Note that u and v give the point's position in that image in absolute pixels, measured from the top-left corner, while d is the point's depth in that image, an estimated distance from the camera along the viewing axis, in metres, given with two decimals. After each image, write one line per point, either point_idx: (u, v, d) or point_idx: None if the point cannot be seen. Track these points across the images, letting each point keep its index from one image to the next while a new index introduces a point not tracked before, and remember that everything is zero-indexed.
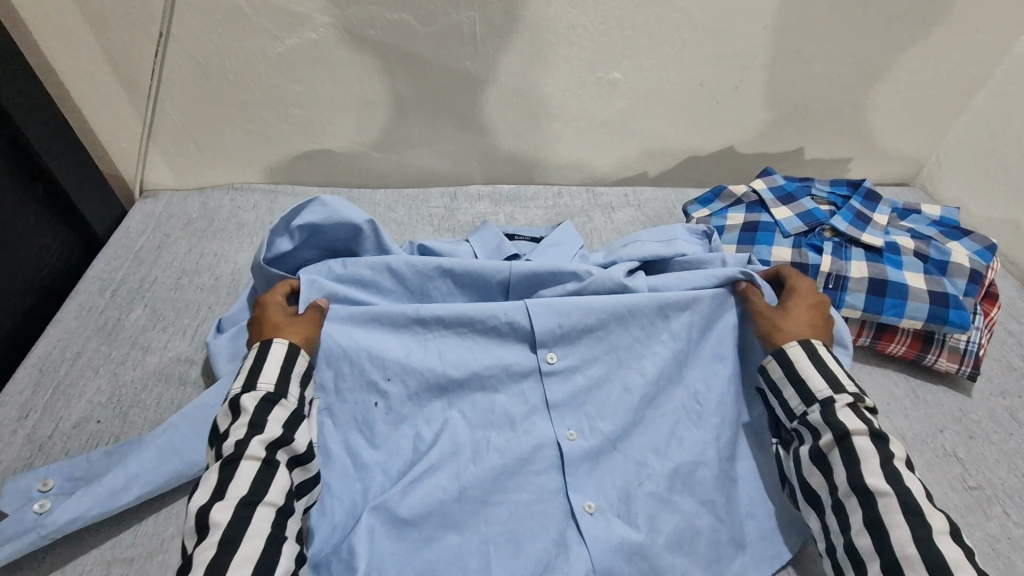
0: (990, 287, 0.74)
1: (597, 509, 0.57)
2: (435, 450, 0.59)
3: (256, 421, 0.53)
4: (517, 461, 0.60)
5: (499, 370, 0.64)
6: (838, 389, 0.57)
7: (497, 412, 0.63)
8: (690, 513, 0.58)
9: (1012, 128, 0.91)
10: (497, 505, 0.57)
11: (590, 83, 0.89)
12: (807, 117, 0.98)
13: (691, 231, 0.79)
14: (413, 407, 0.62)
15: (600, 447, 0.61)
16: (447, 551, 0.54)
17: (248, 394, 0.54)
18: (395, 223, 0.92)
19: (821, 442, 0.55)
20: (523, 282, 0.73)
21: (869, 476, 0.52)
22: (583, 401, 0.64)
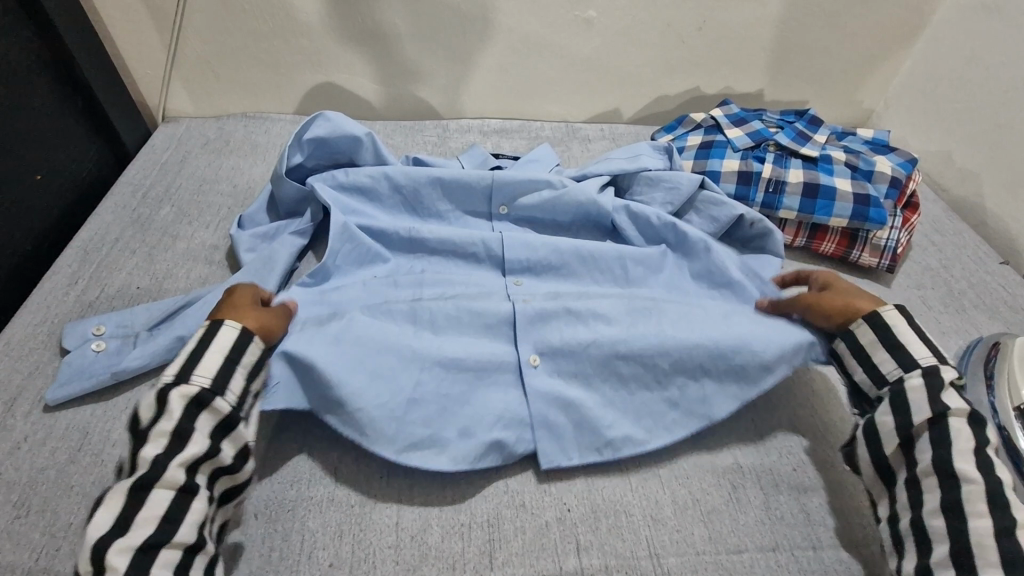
0: (912, 197, 0.85)
1: (540, 364, 0.65)
2: (400, 310, 0.67)
3: (182, 428, 0.50)
4: (473, 319, 0.67)
5: (471, 285, 0.74)
6: (943, 362, 0.58)
7: (460, 290, 0.72)
8: (627, 374, 0.65)
9: (949, 68, 1.01)
10: (452, 350, 0.64)
11: (568, 21, 0.99)
12: (768, 60, 1.08)
13: (654, 148, 0.90)
14: (387, 285, 0.72)
15: (550, 310, 0.68)
16: (402, 382, 0.61)
17: (178, 387, 0.51)
18: (393, 148, 1.03)
19: (916, 417, 0.55)
20: (504, 189, 0.84)
21: (958, 462, 0.52)
22: (539, 296, 0.73)
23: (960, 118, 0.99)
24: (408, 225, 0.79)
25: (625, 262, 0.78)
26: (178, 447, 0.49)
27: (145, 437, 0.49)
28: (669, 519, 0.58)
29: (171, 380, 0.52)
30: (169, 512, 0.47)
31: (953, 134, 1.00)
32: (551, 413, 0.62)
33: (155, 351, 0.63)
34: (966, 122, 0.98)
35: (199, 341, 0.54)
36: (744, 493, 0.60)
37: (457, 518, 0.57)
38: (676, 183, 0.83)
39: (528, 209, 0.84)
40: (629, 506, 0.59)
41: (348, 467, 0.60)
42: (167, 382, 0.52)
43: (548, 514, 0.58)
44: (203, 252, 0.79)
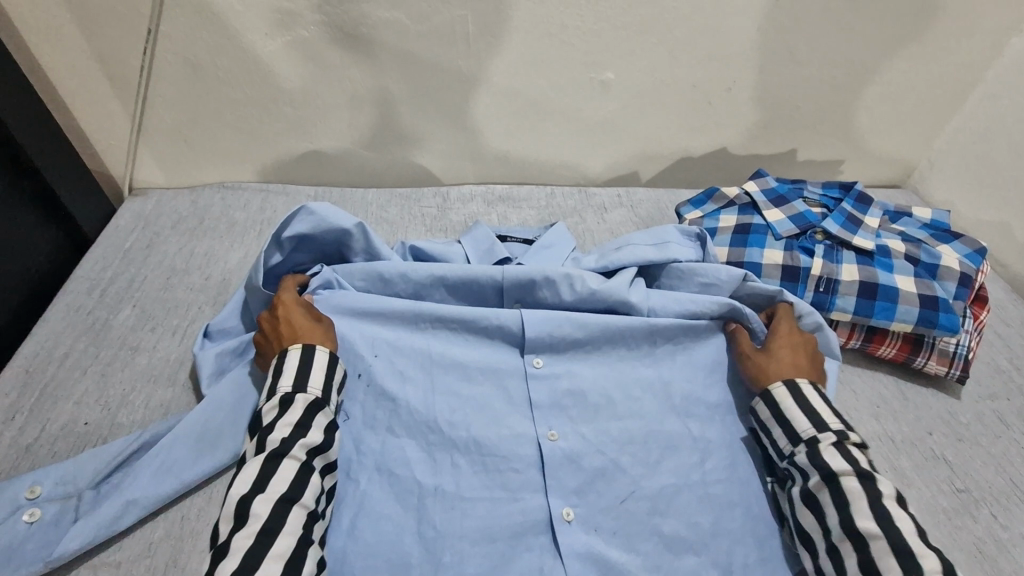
0: (980, 290, 0.75)
1: (575, 517, 0.58)
2: (414, 441, 0.62)
3: (302, 422, 0.55)
4: (494, 455, 0.62)
5: (489, 370, 0.68)
6: (821, 428, 0.58)
7: (481, 405, 0.65)
8: (670, 536, 0.58)
9: (1004, 130, 0.92)
10: (474, 502, 0.59)
11: (583, 82, 0.89)
12: (802, 118, 0.98)
13: (684, 233, 0.79)
14: (397, 387, 0.65)
15: (579, 449, 0.63)
16: (421, 548, 0.56)
17: (300, 394, 0.56)
18: (387, 223, 0.92)
19: (811, 484, 0.56)
20: (516, 287, 0.73)
21: (858, 518, 0.52)
22: (565, 405, 0.66)
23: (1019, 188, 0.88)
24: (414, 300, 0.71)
25: (654, 337, 0.72)
26: None
27: (269, 428, 0.54)
28: None
29: (289, 388, 0.56)
30: None
31: (1013, 205, 0.90)
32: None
33: (102, 523, 0.53)
34: None
35: (303, 359, 0.58)
36: None
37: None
38: (712, 277, 0.74)
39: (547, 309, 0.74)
40: None
41: None
42: (286, 390, 0.56)
43: None
44: (168, 369, 0.68)
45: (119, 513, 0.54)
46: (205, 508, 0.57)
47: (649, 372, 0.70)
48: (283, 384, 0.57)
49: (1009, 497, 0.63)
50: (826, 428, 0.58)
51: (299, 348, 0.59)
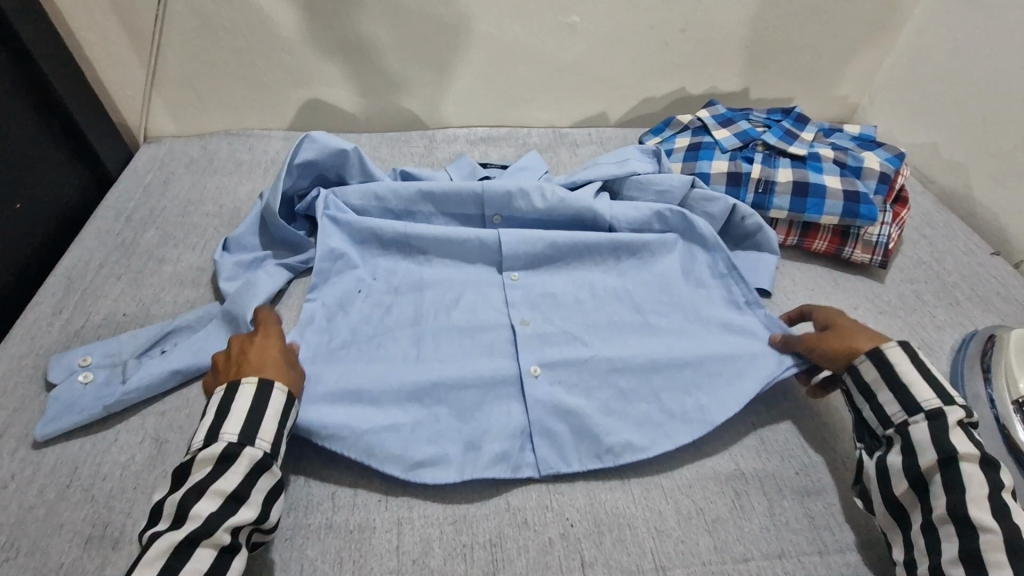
0: (902, 191, 0.85)
1: (541, 373, 0.67)
2: (405, 329, 0.72)
3: (238, 491, 0.50)
4: (473, 339, 0.72)
5: (473, 285, 0.78)
6: (948, 404, 0.56)
7: (463, 303, 0.76)
8: (625, 390, 0.67)
9: (930, 61, 1.02)
10: (453, 365, 0.68)
11: (551, 26, 0.99)
12: (754, 58, 1.08)
13: (642, 151, 0.90)
14: (392, 296, 0.76)
15: (547, 331, 0.72)
16: (403, 398, 0.64)
17: (245, 448, 0.51)
18: (379, 160, 1.02)
19: (924, 462, 0.53)
20: (494, 199, 0.83)
21: (972, 508, 0.50)
22: (538, 303, 0.77)
23: (945, 112, 0.99)
24: (404, 223, 0.81)
25: (616, 250, 0.81)
26: (219, 467, 0.50)
27: (199, 490, 0.49)
28: (673, 531, 0.57)
29: (235, 440, 0.52)
30: (238, 489, 0.50)
31: (940, 126, 1.00)
32: (552, 425, 0.64)
33: (146, 384, 0.62)
34: (953, 114, 0.97)
35: (252, 407, 0.53)
36: (747, 499, 0.60)
37: (455, 510, 0.58)
38: (667, 185, 0.84)
39: (523, 219, 0.84)
40: (632, 519, 0.58)
41: (345, 493, 0.58)
42: (232, 442, 0.51)
43: (550, 531, 0.57)
44: (191, 275, 0.78)
45: (161, 379, 0.63)
46: None
47: (614, 282, 0.79)
48: (229, 433, 0.52)
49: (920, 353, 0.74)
50: (953, 403, 0.56)
51: (254, 382, 0.55)
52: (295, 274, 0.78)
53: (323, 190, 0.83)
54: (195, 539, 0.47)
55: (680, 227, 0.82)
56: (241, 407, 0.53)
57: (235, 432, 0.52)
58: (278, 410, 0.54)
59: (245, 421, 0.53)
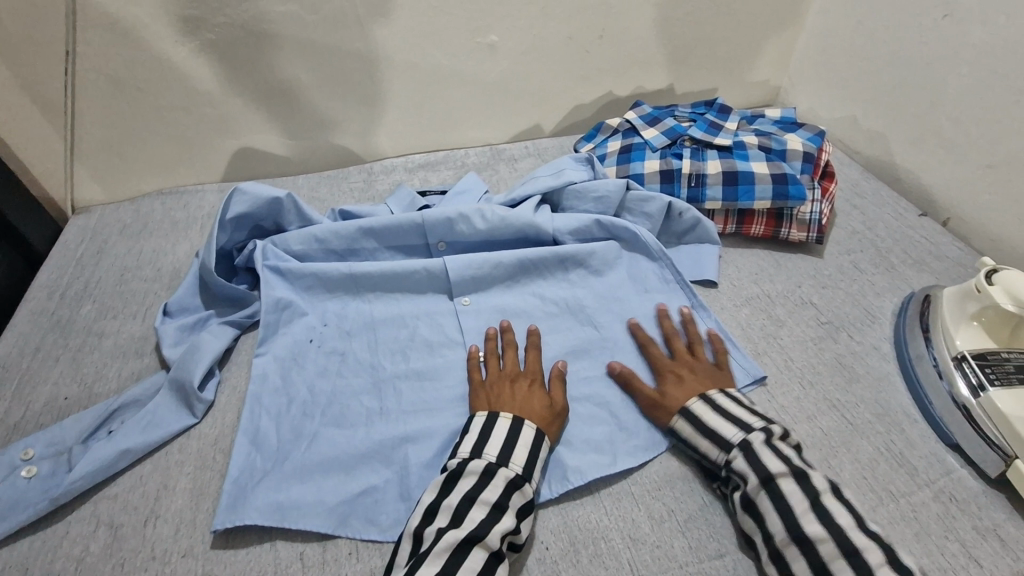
0: (827, 167, 0.89)
1: None
2: (362, 378, 0.71)
3: (499, 502, 0.55)
4: (430, 375, 0.71)
5: (425, 317, 0.78)
6: (748, 430, 0.59)
7: (419, 340, 0.75)
8: (588, 414, 0.67)
9: (836, 37, 1.06)
10: (413, 413, 0.67)
11: (471, 48, 0.99)
12: (674, 54, 1.11)
13: (577, 160, 0.91)
14: (345, 341, 0.75)
15: None
16: (366, 454, 0.63)
17: (501, 468, 0.57)
18: (319, 200, 1.00)
19: (750, 487, 0.56)
20: (435, 226, 0.83)
21: (805, 523, 0.53)
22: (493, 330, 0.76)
23: (858, 85, 1.03)
24: (348, 264, 0.81)
25: (564, 264, 0.82)
26: (483, 480, 0.56)
27: (470, 500, 0.54)
28: (647, 537, 0.58)
29: (495, 460, 0.57)
30: (498, 502, 0.55)
31: (855, 99, 1.04)
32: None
33: (96, 468, 0.60)
34: (865, 86, 1.01)
35: (508, 435, 0.59)
36: (716, 493, 0.61)
37: None
38: (603, 191, 0.85)
39: (468, 242, 0.84)
40: (607, 531, 0.58)
41: (314, 550, 0.57)
42: (493, 462, 0.57)
43: (526, 557, 0.57)
44: (134, 345, 0.76)
45: (112, 461, 0.61)
46: (186, 444, 0.65)
47: (566, 295, 0.80)
48: (488, 453, 0.58)
49: (863, 321, 0.76)
50: (753, 429, 0.60)
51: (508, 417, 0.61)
52: (242, 329, 0.76)
53: (262, 242, 0.82)
54: (468, 543, 0.51)
55: (621, 234, 0.84)
56: (500, 435, 0.59)
57: (492, 453, 0.58)
58: (531, 442, 0.60)
59: (497, 452, 0.58)
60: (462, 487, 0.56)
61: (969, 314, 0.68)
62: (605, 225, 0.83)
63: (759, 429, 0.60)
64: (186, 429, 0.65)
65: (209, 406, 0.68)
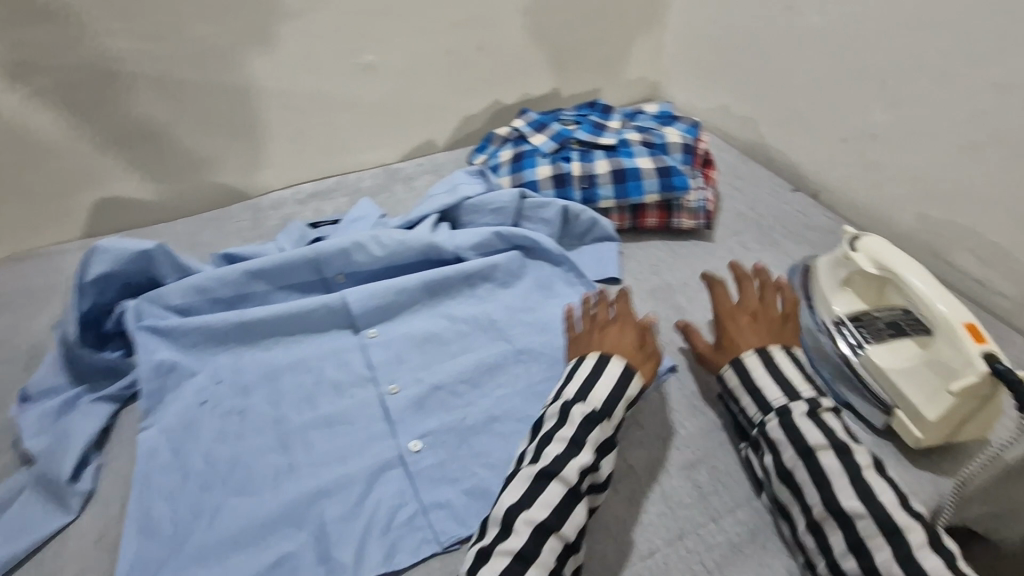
0: (707, 155, 0.93)
1: (423, 447, 0.64)
2: (266, 434, 0.65)
3: (576, 437, 0.57)
4: (341, 419, 0.67)
5: (330, 356, 0.73)
6: (793, 398, 0.60)
7: (325, 383, 0.70)
8: (510, 432, 0.66)
9: (698, 33, 1.13)
10: (325, 464, 0.63)
11: (348, 70, 0.96)
12: (554, 60, 1.13)
13: (469, 173, 0.90)
14: (242, 397, 0.69)
15: (419, 392, 0.69)
16: (277, 518, 0.58)
17: (577, 405, 0.59)
18: (202, 245, 0.92)
19: (785, 458, 0.57)
20: (329, 259, 0.79)
21: (843, 498, 0.53)
22: (403, 360, 0.73)
23: (725, 76, 1.10)
24: (238, 312, 0.74)
25: (470, 281, 0.80)
26: (558, 420, 0.59)
27: (548, 438, 0.58)
28: None
29: (571, 397, 0.61)
30: (573, 437, 0.57)
31: (724, 89, 1.11)
32: (446, 494, 0.61)
33: None
34: (731, 77, 1.08)
35: (591, 374, 0.62)
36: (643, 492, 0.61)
37: None
38: (500, 202, 0.84)
39: (367, 272, 0.81)
40: None
41: None
42: (568, 399, 0.60)
43: None
44: None
45: None
46: (65, 545, 0.57)
47: (475, 312, 0.78)
48: (567, 391, 0.61)
49: None
50: (798, 396, 0.60)
51: (596, 359, 0.64)
52: (121, 403, 0.69)
53: (135, 301, 0.74)
54: (545, 476, 0.54)
55: (523, 244, 0.83)
56: (582, 373, 0.63)
57: (569, 391, 0.61)
58: (613, 380, 0.62)
59: (575, 390, 0.61)
60: (546, 423, 0.60)
61: (840, 280, 0.74)
62: (505, 236, 0.82)
63: (806, 399, 0.60)
64: (61, 528, 0.58)
65: (87, 497, 0.60)
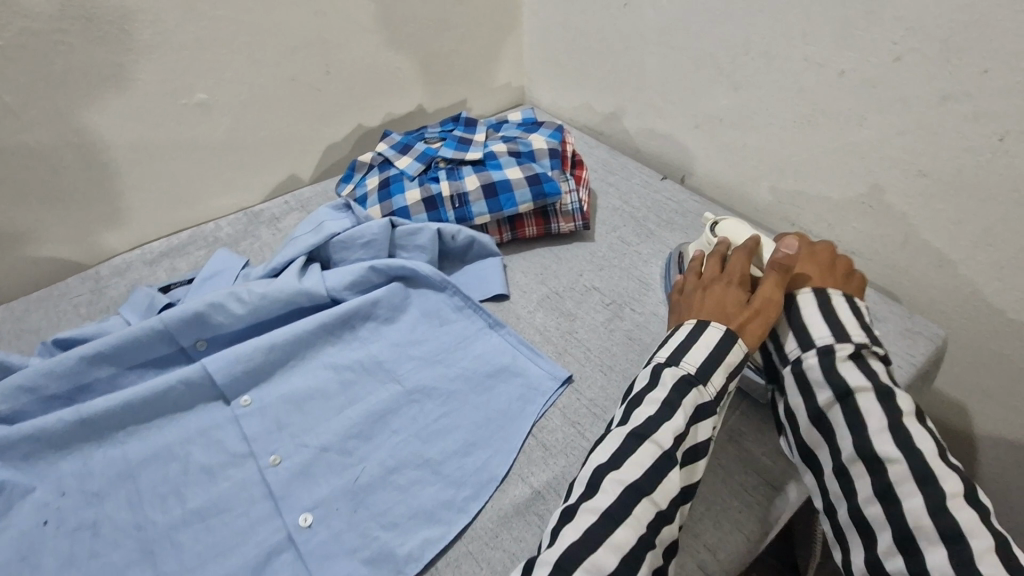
0: (576, 156, 0.94)
1: (314, 520, 0.59)
2: (127, 546, 0.57)
3: (670, 400, 0.56)
4: (218, 508, 0.60)
5: (198, 437, 0.65)
6: (842, 338, 0.58)
7: (193, 470, 0.63)
8: (409, 483, 0.62)
9: (550, 37, 1.14)
10: (203, 565, 0.56)
11: (177, 111, 0.87)
12: (413, 77, 1.09)
13: (334, 208, 0.84)
14: (93, 507, 0.60)
15: (303, 459, 0.63)
16: None
17: (670, 368, 0.58)
18: (32, 330, 0.81)
19: (822, 400, 0.56)
20: (182, 327, 0.70)
21: (878, 444, 0.53)
22: (283, 426, 0.66)
23: (585, 78, 1.11)
24: (74, 407, 0.64)
25: (350, 323, 0.75)
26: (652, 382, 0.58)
27: (640, 401, 0.57)
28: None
29: (665, 359, 0.59)
30: (668, 399, 0.56)
31: (584, 88, 1.13)
32: (344, 568, 0.56)
33: None
34: (588, 77, 1.10)
35: (689, 341, 0.59)
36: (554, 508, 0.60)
37: None
38: (369, 235, 0.79)
39: (230, 333, 0.73)
40: None
41: None
42: (663, 361, 0.59)
43: None
44: None
45: None
46: None
47: (358, 356, 0.73)
48: (661, 355, 0.60)
49: (638, 291, 0.81)
50: (847, 338, 0.58)
51: (696, 323, 0.61)
52: None
53: None
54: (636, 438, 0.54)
55: (402, 274, 0.79)
56: (680, 334, 0.61)
57: (664, 354, 0.60)
58: (713, 339, 0.59)
59: (671, 352, 0.60)
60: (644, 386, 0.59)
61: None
62: (381, 269, 0.77)
63: (857, 341, 0.58)
64: None
65: None
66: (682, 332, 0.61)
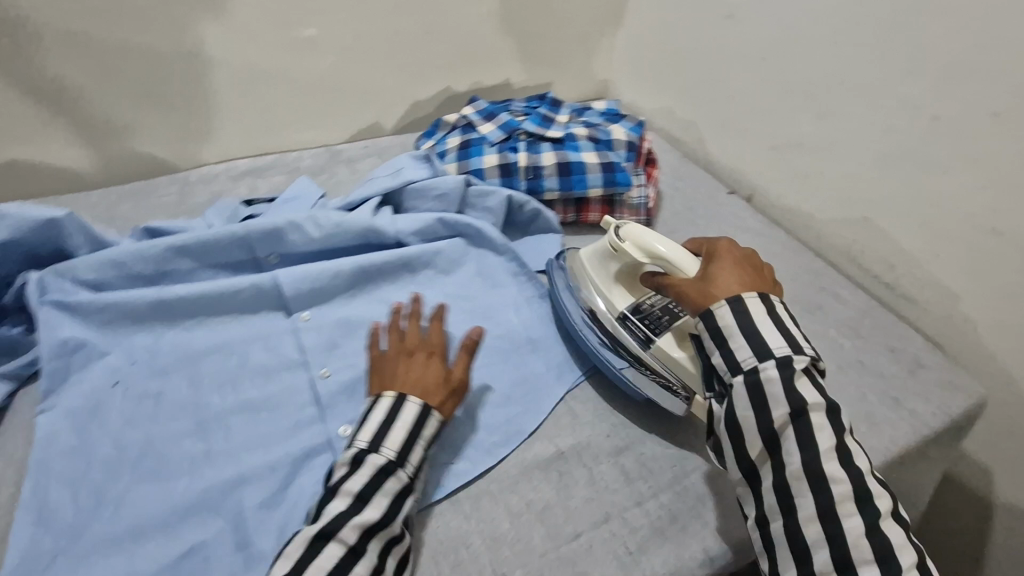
0: (650, 155, 0.96)
1: None
2: (183, 419, 0.62)
3: (387, 467, 0.55)
4: (268, 403, 0.65)
5: (258, 339, 0.70)
6: (800, 351, 0.55)
7: (250, 366, 0.68)
8: None
9: (647, 37, 1.16)
10: (248, 450, 0.61)
11: (286, 42, 0.92)
12: (505, 50, 1.12)
13: (415, 158, 0.88)
14: (158, 379, 0.65)
15: (350, 377, 0.68)
16: (191, 504, 0.56)
17: (371, 455, 0.55)
18: (121, 220, 0.86)
19: (776, 417, 0.53)
20: (261, 238, 0.75)
21: (826, 463, 0.52)
22: (336, 345, 0.71)
23: (673, 82, 1.12)
24: (157, 289, 0.70)
25: (411, 266, 0.79)
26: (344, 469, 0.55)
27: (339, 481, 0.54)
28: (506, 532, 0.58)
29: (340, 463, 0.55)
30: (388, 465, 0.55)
31: (670, 92, 1.14)
32: None
33: None
34: (676, 81, 1.12)
35: (387, 418, 0.58)
36: (571, 477, 0.63)
37: None
38: (443, 189, 0.83)
39: (302, 253, 0.78)
40: (467, 537, 0.57)
41: None
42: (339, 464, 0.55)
43: None
44: None
45: None
46: None
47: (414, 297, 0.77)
48: (359, 440, 0.57)
49: None
50: (802, 351, 0.55)
51: (392, 397, 0.59)
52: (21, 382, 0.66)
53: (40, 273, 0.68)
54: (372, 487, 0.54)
55: (467, 230, 0.82)
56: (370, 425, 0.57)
57: (363, 440, 0.57)
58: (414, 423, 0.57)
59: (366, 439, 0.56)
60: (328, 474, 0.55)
61: (611, 274, 0.74)
62: (449, 223, 0.82)
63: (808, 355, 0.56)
64: None
65: None
66: (382, 413, 0.58)
